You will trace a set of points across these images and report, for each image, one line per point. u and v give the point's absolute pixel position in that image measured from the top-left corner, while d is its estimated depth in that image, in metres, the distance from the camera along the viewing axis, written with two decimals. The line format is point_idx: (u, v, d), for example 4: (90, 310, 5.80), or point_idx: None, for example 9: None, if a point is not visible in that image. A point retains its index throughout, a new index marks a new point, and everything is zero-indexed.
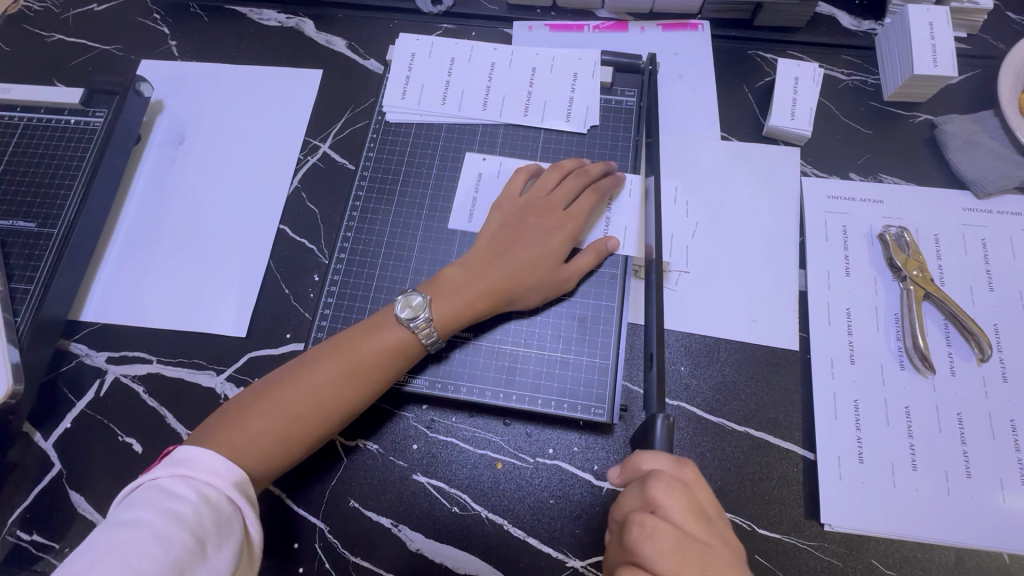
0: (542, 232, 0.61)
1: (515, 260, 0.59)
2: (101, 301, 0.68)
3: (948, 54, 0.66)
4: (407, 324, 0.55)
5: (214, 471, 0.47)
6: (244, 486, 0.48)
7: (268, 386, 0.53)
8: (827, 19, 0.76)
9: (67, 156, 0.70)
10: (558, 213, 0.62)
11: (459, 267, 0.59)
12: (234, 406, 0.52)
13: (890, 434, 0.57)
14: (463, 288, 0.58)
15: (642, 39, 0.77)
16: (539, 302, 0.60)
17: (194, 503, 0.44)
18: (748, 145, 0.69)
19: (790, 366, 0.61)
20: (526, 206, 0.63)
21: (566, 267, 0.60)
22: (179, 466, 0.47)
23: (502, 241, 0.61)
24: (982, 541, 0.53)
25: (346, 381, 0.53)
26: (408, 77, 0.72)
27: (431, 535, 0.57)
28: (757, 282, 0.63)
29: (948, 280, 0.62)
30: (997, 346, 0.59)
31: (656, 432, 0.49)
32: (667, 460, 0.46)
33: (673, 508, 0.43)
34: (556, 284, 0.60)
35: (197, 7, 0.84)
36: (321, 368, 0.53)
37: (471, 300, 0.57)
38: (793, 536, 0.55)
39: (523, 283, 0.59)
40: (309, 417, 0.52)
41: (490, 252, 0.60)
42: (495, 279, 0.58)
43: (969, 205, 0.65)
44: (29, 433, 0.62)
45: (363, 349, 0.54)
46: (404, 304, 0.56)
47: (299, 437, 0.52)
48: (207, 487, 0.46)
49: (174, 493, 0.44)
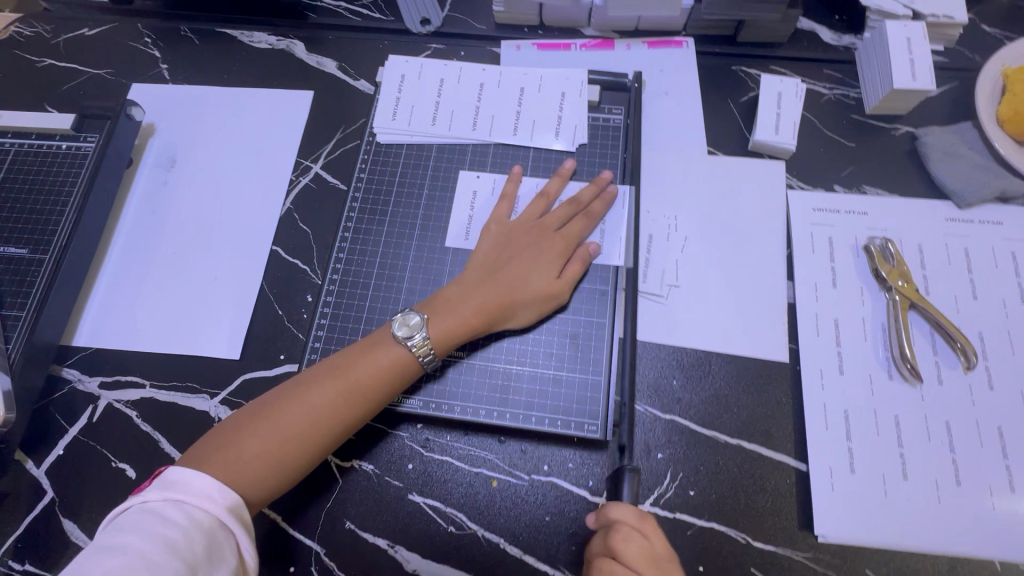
0: (535, 253, 0.61)
1: (508, 280, 0.60)
2: (94, 325, 0.68)
3: (926, 68, 0.68)
4: (403, 343, 0.56)
5: (208, 494, 0.47)
6: (238, 510, 0.48)
7: (263, 407, 0.53)
8: (808, 35, 0.78)
9: (59, 181, 0.70)
10: (550, 235, 0.63)
11: (455, 285, 0.60)
12: (229, 426, 0.52)
13: (881, 443, 0.58)
14: (458, 306, 0.58)
15: (629, 56, 0.78)
16: (533, 321, 0.61)
17: (186, 528, 0.44)
18: (734, 160, 0.70)
19: (781, 378, 0.61)
20: (518, 227, 0.64)
21: (558, 283, 0.61)
22: (172, 489, 0.46)
23: (495, 262, 0.61)
24: (974, 549, 0.54)
25: (342, 401, 0.53)
26: (399, 97, 0.73)
27: (428, 555, 0.57)
28: (745, 294, 0.64)
29: (932, 289, 0.63)
30: (983, 354, 0.60)
31: (624, 487, 0.51)
32: (631, 510, 0.49)
33: (630, 556, 0.46)
34: (547, 302, 0.60)
35: (188, 30, 0.84)
36: (317, 388, 0.53)
37: (468, 319, 0.58)
38: (787, 547, 0.55)
39: (515, 300, 0.59)
40: (304, 438, 0.52)
41: (485, 271, 0.61)
42: (490, 298, 0.59)
43: (951, 215, 0.66)
44: (21, 461, 0.62)
45: (359, 368, 0.54)
46: (401, 323, 0.56)
47: (295, 459, 0.52)
48: (199, 511, 0.46)
49: (165, 518, 0.44)
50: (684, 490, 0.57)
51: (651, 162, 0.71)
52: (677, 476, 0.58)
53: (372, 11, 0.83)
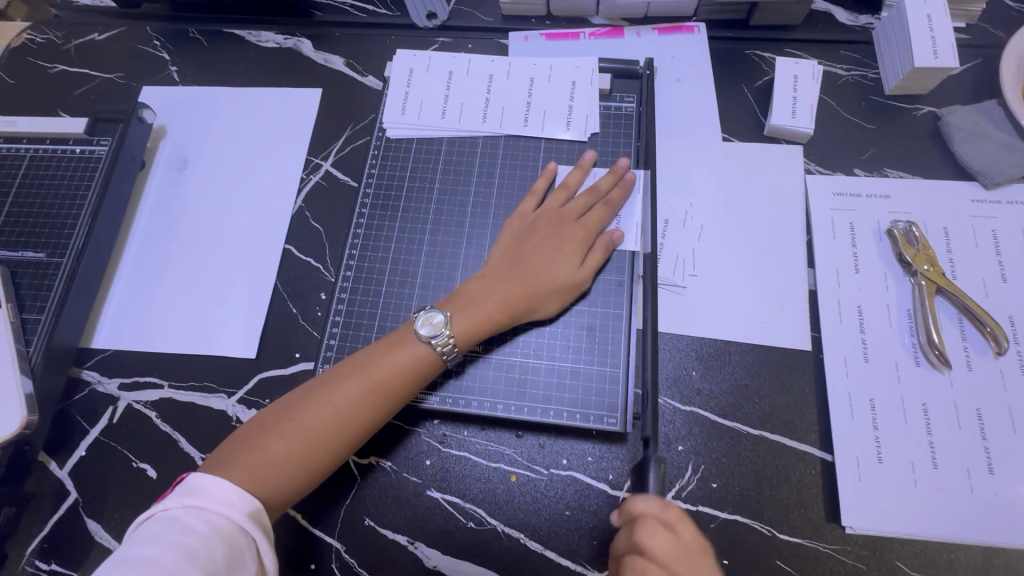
0: (556, 242, 0.60)
1: (531, 272, 0.59)
2: (112, 326, 0.68)
3: (948, 45, 0.66)
4: (426, 341, 0.55)
5: (226, 501, 0.46)
6: (258, 515, 0.48)
7: (285, 409, 0.52)
8: (824, 16, 0.76)
9: (73, 185, 0.70)
10: (570, 225, 0.62)
11: (478, 280, 0.59)
12: (254, 426, 0.52)
13: (909, 432, 0.56)
14: (482, 302, 0.57)
15: (639, 44, 0.77)
16: (555, 311, 0.60)
17: (205, 535, 0.44)
18: (750, 146, 0.69)
19: (804, 367, 0.60)
20: (538, 219, 0.63)
21: (579, 271, 0.60)
22: (193, 496, 0.46)
23: (516, 254, 0.60)
24: (1009, 539, 0.52)
25: (366, 402, 0.53)
26: (407, 92, 0.73)
27: (448, 551, 0.57)
28: (765, 282, 0.63)
29: (960, 273, 0.61)
30: (1014, 338, 0.58)
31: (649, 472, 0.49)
32: (654, 503, 0.47)
33: (655, 553, 0.45)
34: (569, 291, 0.59)
35: (196, 32, 0.85)
36: (340, 389, 0.53)
37: (490, 313, 0.57)
38: (814, 539, 0.54)
39: (539, 294, 0.58)
40: (329, 437, 0.51)
41: (507, 263, 0.60)
42: (513, 291, 0.58)
43: (978, 196, 0.64)
44: (45, 463, 0.63)
45: (385, 366, 0.54)
46: (424, 321, 0.56)
47: (318, 461, 0.51)
48: (219, 517, 0.45)
49: (185, 525, 0.44)
50: (706, 483, 0.56)
51: (665, 151, 0.70)
52: (698, 468, 0.57)
53: (378, 7, 0.82)
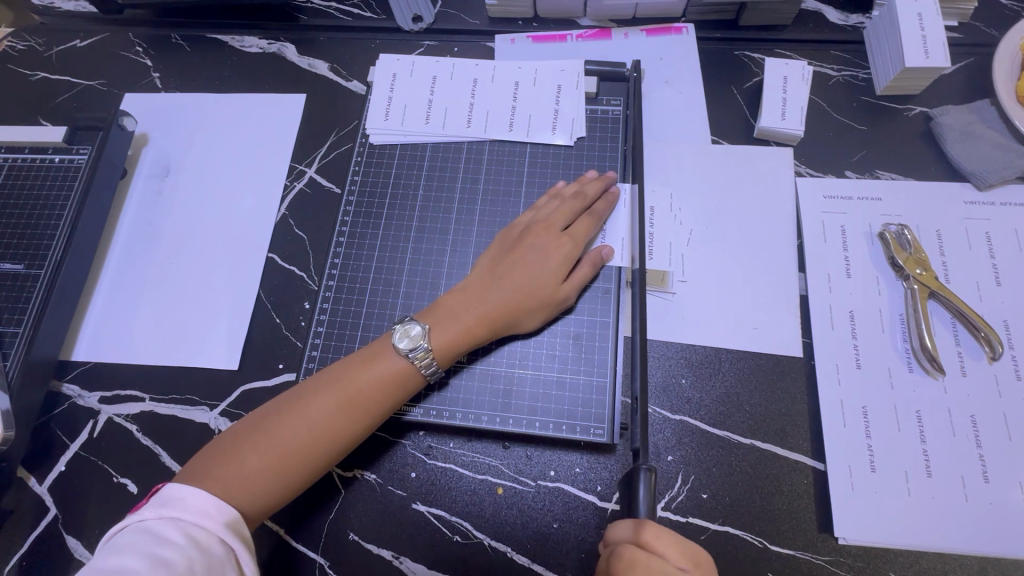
0: (542, 254, 0.59)
1: (515, 285, 0.57)
2: (92, 338, 0.67)
3: (939, 44, 0.65)
4: (406, 354, 0.54)
5: (204, 511, 0.46)
6: (236, 525, 0.47)
7: (263, 418, 0.52)
8: (814, 15, 0.75)
9: (52, 195, 0.69)
10: (556, 235, 0.60)
11: (458, 293, 0.58)
12: (228, 439, 0.51)
13: (903, 440, 0.55)
14: (461, 315, 0.56)
15: (627, 45, 0.75)
16: (539, 324, 0.59)
17: (182, 546, 0.43)
18: (739, 148, 0.68)
19: (795, 374, 0.59)
20: (525, 230, 0.61)
21: (565, 287, 0.58)
22: (168, 507, 0.45)
23: (500, 266, 0.59)
24: (1004, 548, 0.51)
25: (344, 414, 0.52)
26: (391, 97, 0.72)
27: (434, 565, 0.55)
28: (755, 288, 0.61)
29: (953, 277, 0.60)
30: (1008, 343, 0.57)
31: (639, 491, 0.46)
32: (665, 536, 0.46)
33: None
34: (553, 306, 0.58)
35: (179, 38, 0.83)
36: (319, 400, 0.52)
37: (470, 327, 0.56)
38: (807, 551, 0.53)
39: (522, 307, 0.57)
40: (302, 452, 0.50)
41: (488, 275, 0.59)
42: (494, 304, 0.57)
43: (971, 198, 0.63)
44: (24, 478, 0.62)
45: (362, 380, 0.53)
46: (403, 334, 0.55)
47: (291, 473, 0.50)
48: (196, 528, 0.45)
49: (161, 536, 0.43)
50: (696, 493, 0.55)
51: (653, 154, 0.68)
52: (689, 479, 0.56)
53: (363, 10, 0.81)
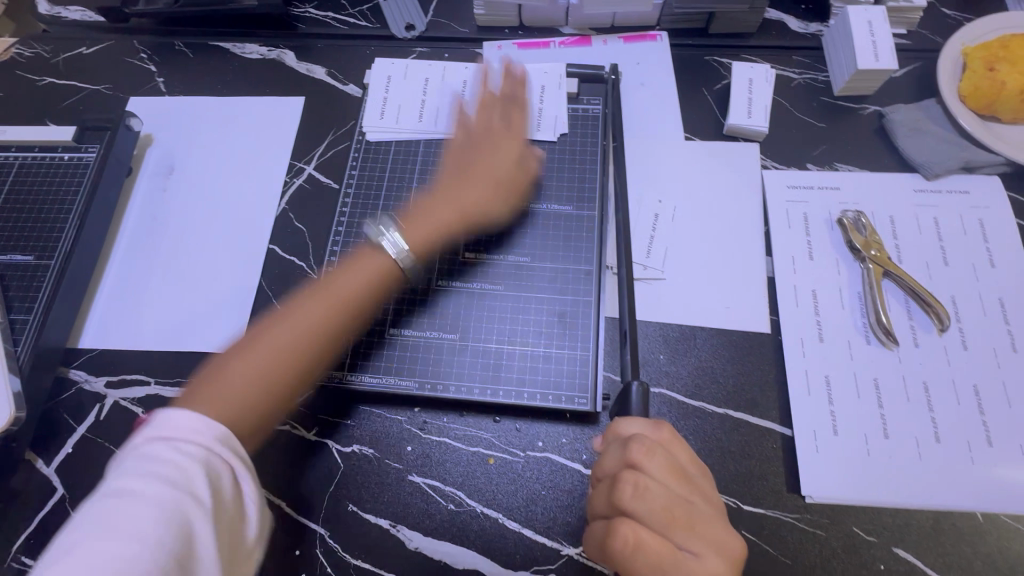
0: (495, 159, 0.69)
1: (471, 191, 0.67)
2: (98, 327, 0.70)
3: (888, 49, 0.71)
4: (382, 246, 0.62)
5: (193, 430, 0.43)
6: (228, 442, 0.44)
7: (240, 346, 0.54)
8: (776, 24, 0.81)
9: (62, 190, 0.72)
10: (505, 145, 0.69)
11: (430, 200, 0.67)
12: (206, 372, 0.52)
13: (862, 406, 0.60)
14: (436, 218, 0.66)
15: (606, 51, 0.81)
16: (505, 219, 0.69)
17: (178, 466, 0.41)
18: (710, 144, 0.73)
19: (764, 348, 0.63)
20: (483, 129, 0.70)
21: (508, 202, 0.68)
22: (156, 430, 0.43)
23: (461, 172, 0.68)
24: (956, 502, 0.56)
25: (326, 307, 0.58)
26: (385, 97, 0.77)
27: (429, 533, 0.59)
28: (725, 269, 0.66)
29: (905, 258, 0.65)
30: (956, 316, 0.62)
31: (634, 397, 0.53)
32: (645, 424, 0.50)
33: (654, 469, 0.46)
34: (513, 198, 0.69)
35: (182, 45, 0.88)
36: (304, 305, 0.58)
37: (445, 224, 0.66)
38: (777, 509, 0.57)
39: (489, 207, 0.68)
40: (283, 348, 0.54)
41: (456, 175, 0.68)
42: (469, 200, 0.67)
43: (920, 186, 0.69)
44: (31, 460, 0.64)
45: (344, 277, 0.60)
46: (376, 230, 0.63)
47: (272, 376, 0.53)
48: (188, 446, 0.42)
49: (154, 457, 0.41)
50: None
51: (631, 150, 0.74)
52: None
53: (359, 19, 0.87)
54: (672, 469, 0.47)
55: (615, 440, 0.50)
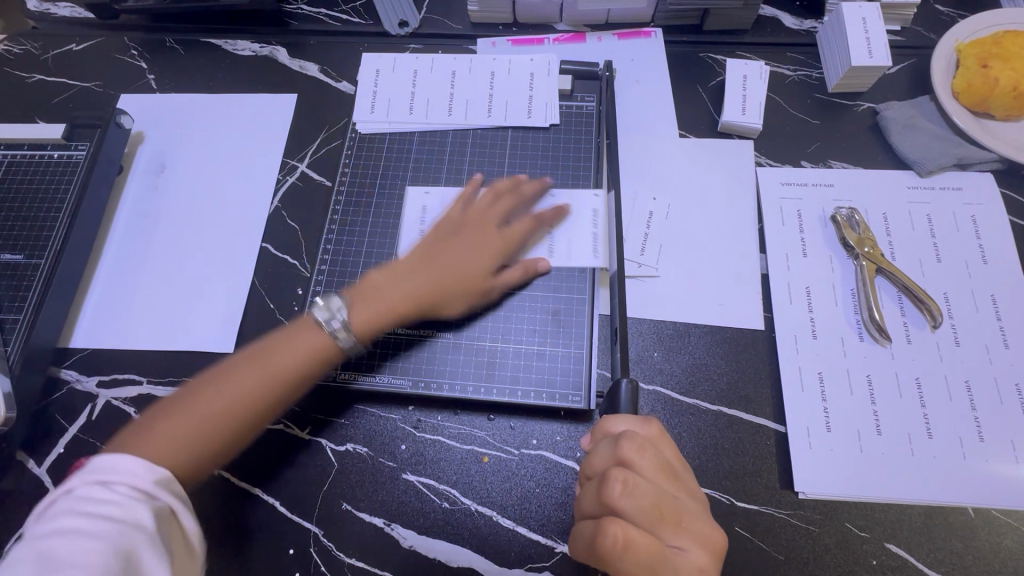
0: (472, 246, 0.64)
1: (442, 273, 0.62)
2: (90, 326, 0.69)
3: (882, 46, 0.71)
4: (323, 326, 0.58)
5: (132, 471, 0.45)
6: (169, 482, 0.47)
7: (181, 395, 0.53)
8: (771, 20, 0.81)
9: (51, 188, 0.72)
10: (490, 233, 0.65)
11: (385, 272, 0.63)
12: (148, 416, 0.52)
13: (855, 402, 0.60)
14: (386, 299, 0.61)
15: (600, 48, 0.81)
16: (463, 312, 0.64)
17: (115, 506, 0.43)
18: (704, 141, 0.73)
19: (757, 345, 0.64)
20: (464, 222, 0.66)
21: (490, 278, 0.63)
22: (95, 474, 0.45)
23: (434, 250, 0.64)
24: (947, 497, 0.56)
25: (266, 375, 0.54)
26: (376, 93, 0.76)
27: (423, 531, 0.58)
28: (719, 267, 0.66)
29: (898, 254, 0.65)
30: (948, 312, 0.63)
31: (622, 395, 0.53)
32: (637, 421, 0.50)
33: (644, 467, 0.46)
34: (479, 294, 0.63)
35: (173, 42, 0.87)
36: (239, 365, 0.55)
37: (396, 305, 0.60)
38: (770, 505, 0.57)
39: (446, 291, 0.62)
40: (221, 417, 0.52)
41: (422, 260, 0.63)
42: (425, 286, 0.62)
43: (914, 183, 0.69)
44: (23, 461, 0.63)
45: (278, 350, 0.56)
46: (322, 307, 0.59)
47: (211, 433, 0.52)
48: (131, 486, 0.45)
49: (92, 497, 0.43)
50: None
51: (625, 147, 0.74)
52: None
53: (352, 16, 0.86)
54: (661, 467, 0.47)
55: (604, 437, 0.49)
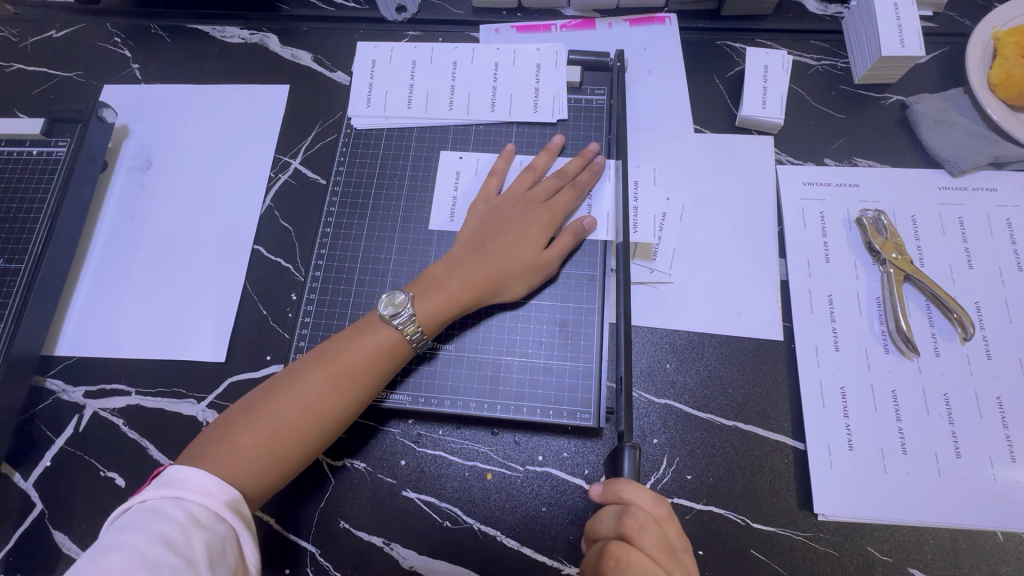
0: (522, 225, 0.60)
1: (495, 255, 0.58)
2: (76, 333, 0.66)
3: (914, 35, 0.66)
4: (391, 323, 0.54)
5: (205, 490, 0.45)
6: (238, 505, 0.46)
7: (253, 402, 0.51)
8: (793, 5, 0.76)
9: (30, 187, 0.68)
10: (536, 208, 0.61)
11: (442, 264, 0.59)
12: (222, 421, 0.50)
13: (879, 419, 0.57)
14: (446, 285, 0.56)
15: (610, 35, 0.76)
16: (523, 294, 0.60)
17: (183, 525, 0.42)
18: (721, 137, 0.69)
19: (776, 357, 0.60)
20: (506, 202, 0.62)
21: (545, 253, 0.59)
22: (170, 487, 0.44)
23: (484, 234, 0.60)
24: (976, 521, 0.53)
25: (336, 380, 0.51)
26: (373, 84, 0.71)
27: (424, 551, 0.56)
28: (736, 273, 0.63)
29: (927, 261, 0.62)
30: (980, 324, 0.59)
31: (624, 465, 0.49)
32: (649, 497, 0.47)
33: (644, 544, 0.45)
34: (535, 275, 0.59)
35: (158, 28, 0.82)
36: (308, 373, 0.52)
37: (456, 295, 0.56)
38: (787, 527, 0.54)
39: (505, 274, 0.58)
40: (295, 429, 0.50)
41: (472, 247, 0.59)
42: (480, 272, 0.57)
43: (946, 184, 0.65)
44: (9, 474, 0.61)
45: (349, 353, 0.53)
46: (387, 303, 0.55)
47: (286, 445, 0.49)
48: (200, 508, 0.44)
49: (164, 514, 0.42)
50: (681, 474, 0.57)
51: (637, 143, 0.69)
52: (673, 460, 0.57)
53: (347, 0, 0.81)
54: (661, 547, 0.45)
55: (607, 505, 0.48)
